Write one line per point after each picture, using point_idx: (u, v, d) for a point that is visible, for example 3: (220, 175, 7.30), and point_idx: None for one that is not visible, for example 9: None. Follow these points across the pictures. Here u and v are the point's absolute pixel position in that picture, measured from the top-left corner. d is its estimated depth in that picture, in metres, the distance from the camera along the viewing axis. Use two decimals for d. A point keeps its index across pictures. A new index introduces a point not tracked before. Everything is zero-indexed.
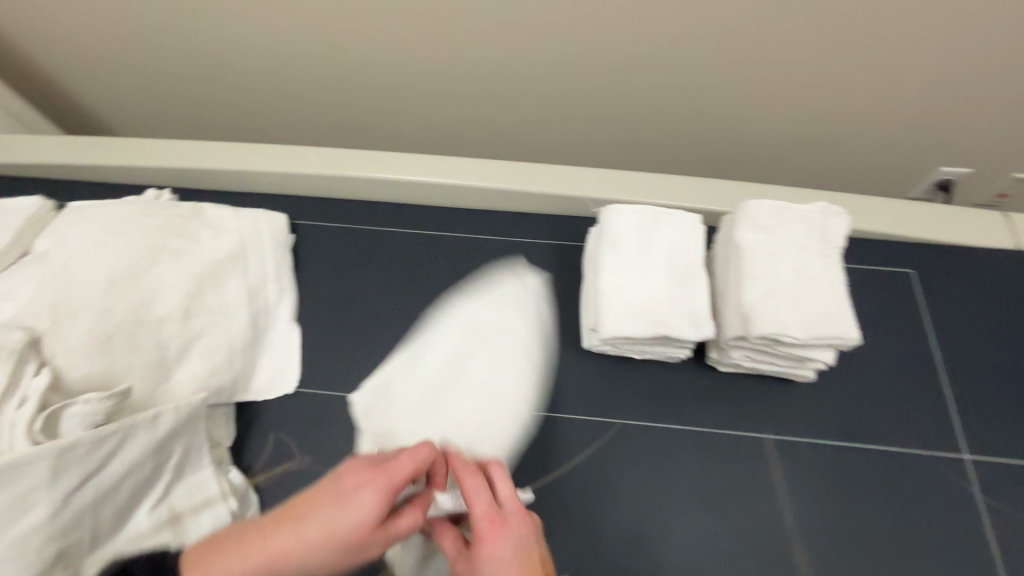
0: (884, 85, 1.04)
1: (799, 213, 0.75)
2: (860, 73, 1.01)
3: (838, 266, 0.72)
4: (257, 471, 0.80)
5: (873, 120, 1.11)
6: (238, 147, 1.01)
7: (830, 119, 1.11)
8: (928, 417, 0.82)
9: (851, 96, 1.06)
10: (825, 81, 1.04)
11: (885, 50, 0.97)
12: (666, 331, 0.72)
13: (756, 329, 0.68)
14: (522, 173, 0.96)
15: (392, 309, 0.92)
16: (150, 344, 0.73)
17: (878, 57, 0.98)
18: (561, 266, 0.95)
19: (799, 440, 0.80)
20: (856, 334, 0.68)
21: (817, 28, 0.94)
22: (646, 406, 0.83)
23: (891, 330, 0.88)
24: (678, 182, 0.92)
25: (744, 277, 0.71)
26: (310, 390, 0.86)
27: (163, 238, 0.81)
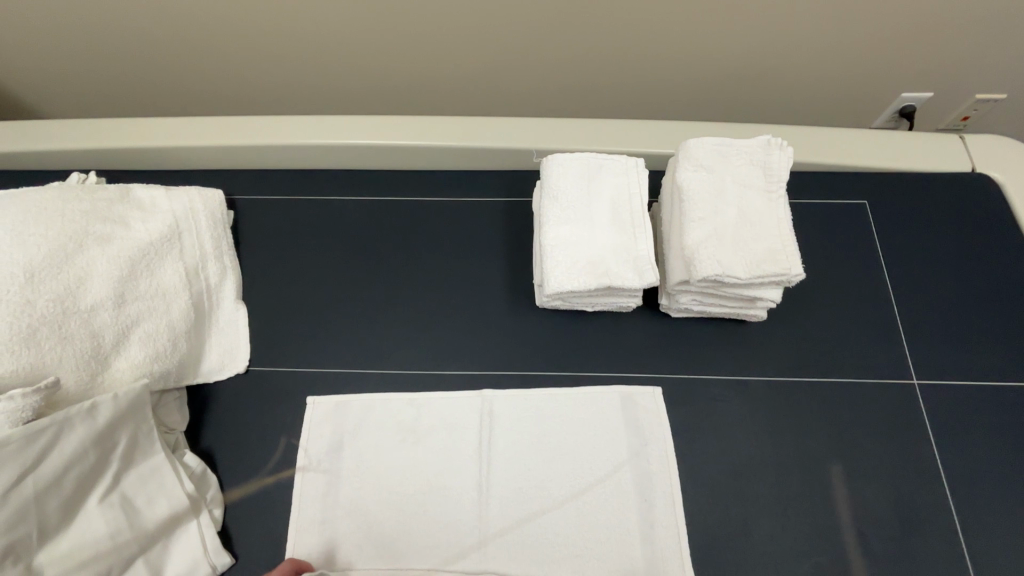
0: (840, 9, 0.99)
1: (741, 148, 0.73)
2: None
3: (781, 202, 0.71)
4: (214, 452, 0.79)
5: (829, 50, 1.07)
6: (166, 123, 0.96)
7: (784, 51, 1.07)
8: (881, 346, 0.82)
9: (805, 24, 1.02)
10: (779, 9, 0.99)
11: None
12: (612, 283, 0.71)
13: (699, 273, 0.67)
14: (465, 130, 0.92)
15: (341, 282, 0.90)
16: (82, 334, 0.71)
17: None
18: (512, 225, 0.92)
19: (752, 379, 0.81)
20: (801, 270, 0.67)
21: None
22: (602, 357, 0.83)
23: (845, 264, 0.88)
24: (626, 128, 0.89)
25: (686, 220, 0.70)
26: (263, 368, 0.85)
27: (86, 224, 0.78)
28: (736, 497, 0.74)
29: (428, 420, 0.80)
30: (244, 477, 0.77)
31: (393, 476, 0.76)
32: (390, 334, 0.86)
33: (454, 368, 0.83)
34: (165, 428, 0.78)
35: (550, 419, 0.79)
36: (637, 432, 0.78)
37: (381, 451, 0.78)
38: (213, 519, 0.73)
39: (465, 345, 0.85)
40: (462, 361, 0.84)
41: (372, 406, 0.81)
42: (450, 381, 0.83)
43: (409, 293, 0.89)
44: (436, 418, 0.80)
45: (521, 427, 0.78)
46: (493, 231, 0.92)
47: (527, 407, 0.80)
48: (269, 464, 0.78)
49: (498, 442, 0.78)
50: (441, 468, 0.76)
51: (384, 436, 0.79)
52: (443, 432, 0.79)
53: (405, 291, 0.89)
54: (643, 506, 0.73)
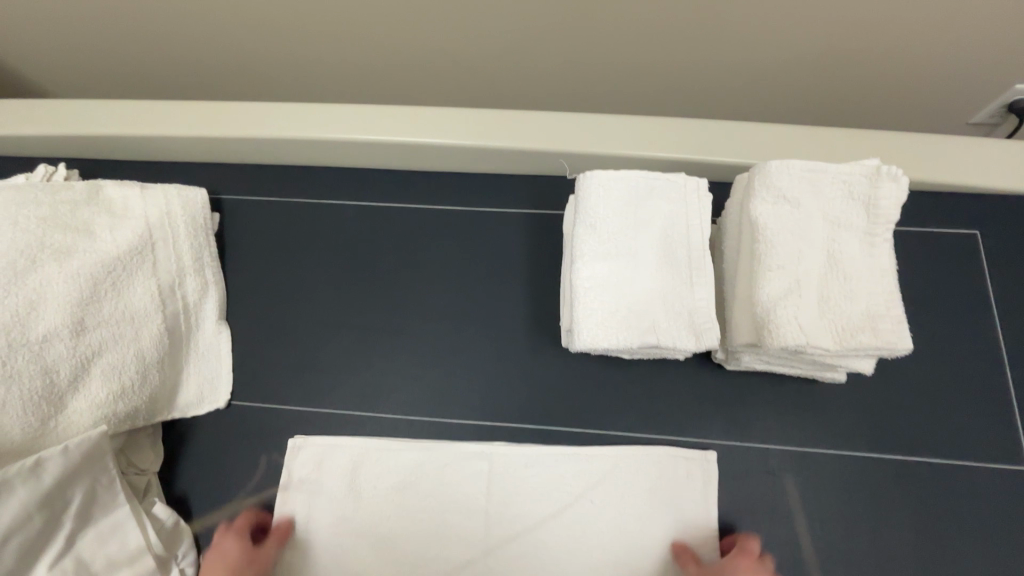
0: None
1: (839, 174, 0.56)
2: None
3: (887, 248, 0.55)
4: (192, 497, 0.71)
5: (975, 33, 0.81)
6: (142, 107, 0.82)
7: (914, 32, 0.81)
8: (986, 419, 0.67)
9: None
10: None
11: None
12: (657, 342, 0.57)
13: (775, 341, 0.52)
14: (486, 132, 0.76)
15: (338, 304, 0.78)
16: (31, 371, 0.61)
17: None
18: (538, 245, 0.78)
19: (819, 451, 0.68)
20: (909, 344, 0.52)
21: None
22: (635, 412, 0.70)
23: (946, 310, 0.71)
24: (682, 134, 0.73)
25: (760, 268, 0.55)
26: (247, 402, 0.74)
27: (42, 235, 0.67)
28: None
29: (440, 474, 0.70)
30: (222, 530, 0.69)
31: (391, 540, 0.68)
32: (391, 371, 0.75)
33: (463, 416, 0.72)
34: (136, 469, 0.69)
35: (582, 479, 0.68)
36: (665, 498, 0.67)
37: (373, 516, 0.68)
38: None
39: (478, 390, 0.73)
40: (473, 407, 0.72)
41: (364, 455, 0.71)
42: (457, 430, 0.72)
43: (414, 320, 0.77)
44: (449, 469, 0.70)
45: (551, 480, 0.69)
46: (515, 249, 0.78)
47: (556, 459, 0.69)
48: (252, 514, 0.70)
49: (523, 497, 0.68)
50: (447, 534, 0.68)
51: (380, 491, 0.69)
52: (460, 486, 0.69)
53: (411, 319, 0.77)
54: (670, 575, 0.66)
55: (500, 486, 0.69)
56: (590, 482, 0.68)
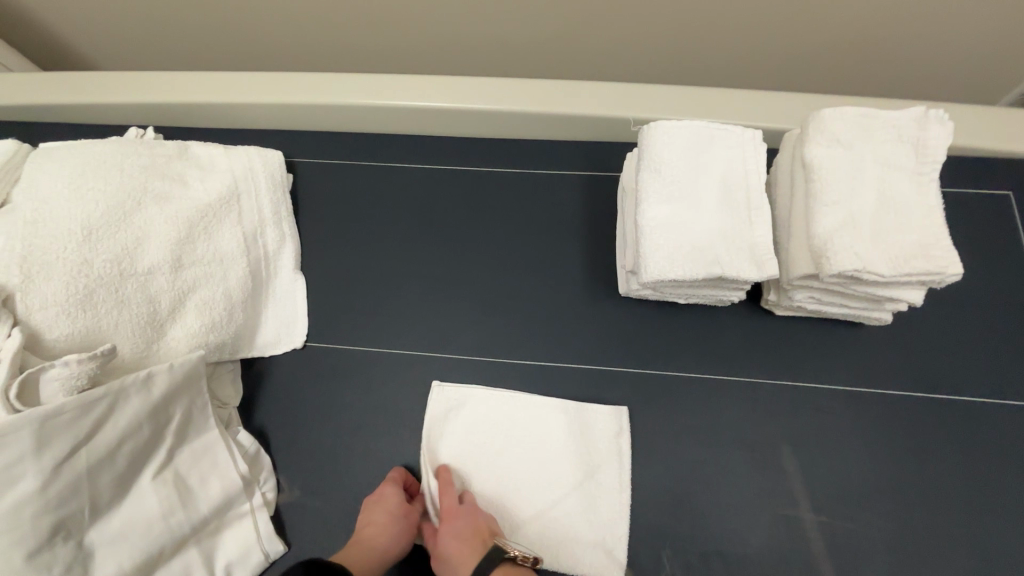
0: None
1: (888, 119, 0.61)
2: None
3: (934, 186, 0.59)
4: (270, 429, 0.75)
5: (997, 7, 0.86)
6: (223, 76, 0.89)
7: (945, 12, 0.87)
8: (1022, 364, 0.71)
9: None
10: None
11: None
12: (718, 274, 0.62)
13: (833, 267, 0.57)
14: (546, 97, 0.82)
15: (404, 257, 0.83)
16: (138, 299, 0.66)
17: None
18: (592, 203, 0.83)
19: (866, 391, 0.71)
20: (958, 271, 0.56)
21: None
22: (688, 354, 0.75)
23: (982, 264, 0.76)
24: (729, 95, 0.79)
25: (817, 203, 0.59)
26: (320, 345, 0.79)
27: (144, 180, 0.72)
28: (845, 525, 0.67)
29: (500, 441, 0.72)
30: (300, 459, 0.73)
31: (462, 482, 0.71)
32: (456, 318, 0.79)
33: (526, 358, 0.76)
34: (220, 402, 0.74)
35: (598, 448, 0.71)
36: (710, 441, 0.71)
37: (452, 481, 0.71)
38: (266, 503, 0.70)
39: (538, 335, 0.77)
40: (535, 351, 0.77)
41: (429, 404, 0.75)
42: (520, 371, 0.76)
43: (477, 271, 0.82)
44: (494, 439, 0.72)
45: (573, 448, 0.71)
46: (570, 207, 0.83)
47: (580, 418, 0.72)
48: (325, 449, 0.74)
49: (576, 466, 0.70)
50: (510, 469, 0.71)
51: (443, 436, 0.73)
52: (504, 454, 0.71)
53: (473, 271, 0.82)
54: (722, 507, 0.68)
55: (554, 455, 0.71)
56: (605, 451, 0.71)
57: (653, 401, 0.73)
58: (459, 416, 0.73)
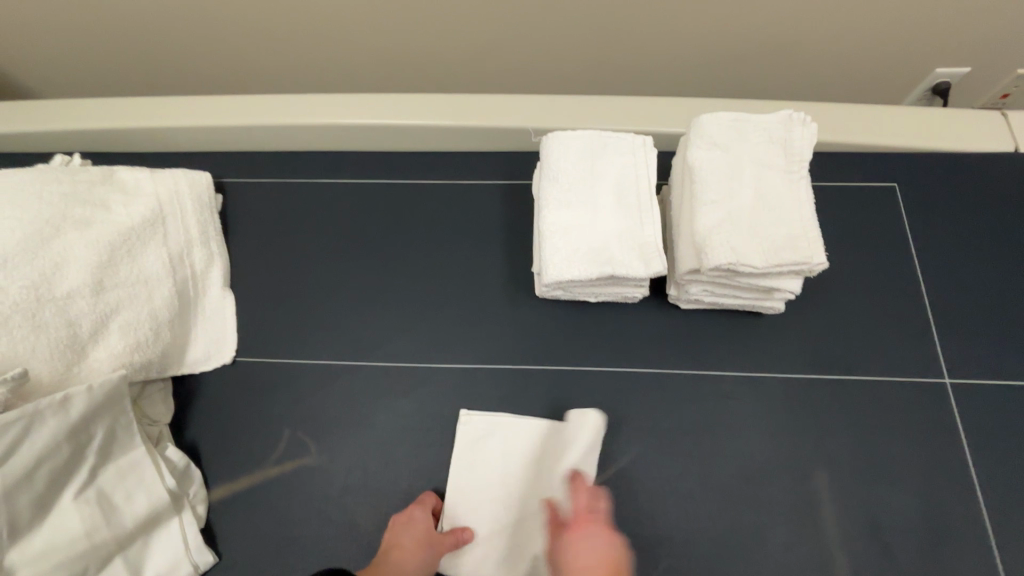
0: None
1: (759, 123, 0.66)
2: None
3: (803, 183, 0.64)
4: (200, 444, 0.77)
5: (881, 11, 0.93)
6: (149, 102, 0.91)
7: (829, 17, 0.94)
8: (906, 342, 0.77)
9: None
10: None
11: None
12: (612, 272, 0.66)
13: (711, 261, 0.61)
14: (461, 111, 0.86)
15: (332, 270, 0.86)
16: (57, 322, 0.68)
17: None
18: (512, 210, 0.87)
19: (767, 375, 0.76)
20: (823, 259, 0.61)
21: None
22: (602, 349, 0.78)
23: (869, 250, 0.82)
24: (632, 105, 0.84)
25: (697, 203, 0.64)
26: (250, 358, 0.81)
27: (64, 207, 0.74)
28: (748, 503, 0.71)
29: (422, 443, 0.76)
30: (231, 470, 0.75)
31: (392, 480, 0.74)
32: (382, 325, 0.82)
33: (449, 361, 0.79)
34: (150, 420, 0.75)
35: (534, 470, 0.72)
36: (623, 431, 0.75)
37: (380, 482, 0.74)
38: (196, 516, 0.71)
39: (462, 339, 0.81)
40: (458, 354, 0.80)
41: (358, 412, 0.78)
42: (444, 373, 0.79)
43: (402, 280, 0.85)
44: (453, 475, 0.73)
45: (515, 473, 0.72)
46: (491, 214, 0.87)
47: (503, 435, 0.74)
48: (254, 460, 0.76)
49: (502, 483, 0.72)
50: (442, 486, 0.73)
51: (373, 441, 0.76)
52: (462, 492, 0.72)
53: (399, 281, 0.85)
54: (637, 493, 0.72)
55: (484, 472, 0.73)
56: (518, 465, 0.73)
57: (570, 395, 0.77)
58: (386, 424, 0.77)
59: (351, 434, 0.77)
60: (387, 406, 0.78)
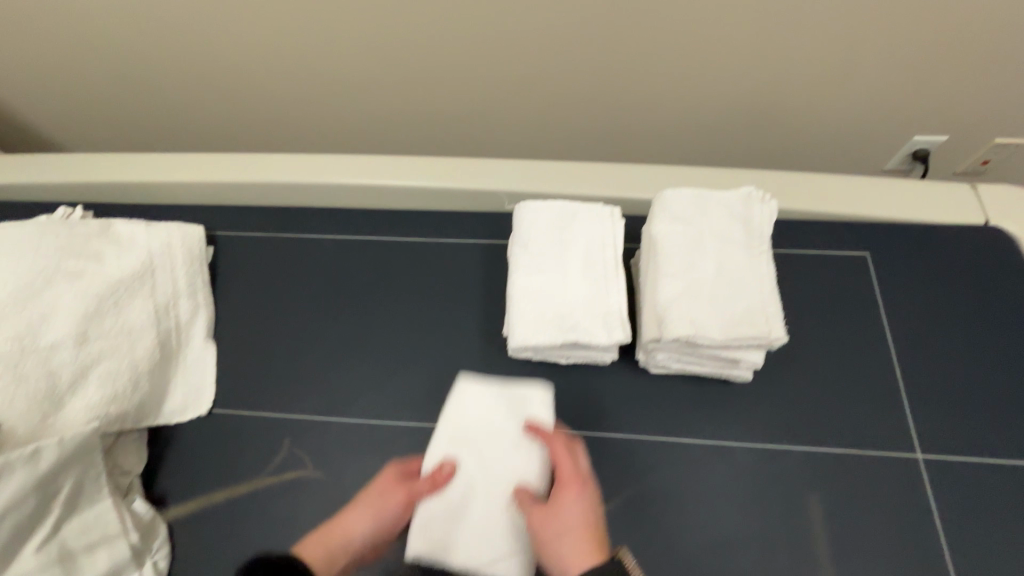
0: (866, 41, 0.90)
1: (720, 199, 0.68)
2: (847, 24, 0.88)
3: (764, 258, 0.66)
4: (169, 497, 0.77)
5: (853, 82, 0.98)
6: (152, 159, 0.96)
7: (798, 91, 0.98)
8: (877, 411, 0.76)
9: (830, 54, 0.93)
10: (800, 39, 0.91)
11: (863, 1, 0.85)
12: (575, 338, 0.67)
13: (670, 333, 0.62)
14: (444, 174, 0.90)
15: (312, 324, 0.88)
16: (37, 373, 0.70)
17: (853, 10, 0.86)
18: (491, 269, 0.90)
19: (737, 444, 0.76)
20: (782, 334, 0.62)
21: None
22: (572, 414, 0.79)
23: (839, 319, 0.83)
24: (609, 171, 0.87)
25: (659, 274, 0.65)
26: (226, 411, 0.83)
27: (58, 260, 0.78)
28: None
29: None
30: (196, 525, 0.75)
31: None
32: (357, 381, 0.83)
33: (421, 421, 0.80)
34: (120, 470, 0.76)
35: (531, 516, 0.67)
36: None
37: None
38: (156, 571, 0.71)
39: (436, 395, 0.81)
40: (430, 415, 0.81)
41: (326, 469, 0.78)
42: (415, 433, 0.79)
43: (379, 335, 0.87)
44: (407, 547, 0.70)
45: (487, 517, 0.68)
46: (468, 274, 0.90)
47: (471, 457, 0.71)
48: (220, 515, 0.76)
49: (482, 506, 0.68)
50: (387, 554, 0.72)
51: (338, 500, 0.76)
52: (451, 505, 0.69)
53: (379, 335, 0.86)
54: None
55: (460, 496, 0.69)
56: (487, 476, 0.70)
57: None
58: (352, 484, 0.77)
59: (317, 491, 0.77)
60: (356, 466, 0.78)
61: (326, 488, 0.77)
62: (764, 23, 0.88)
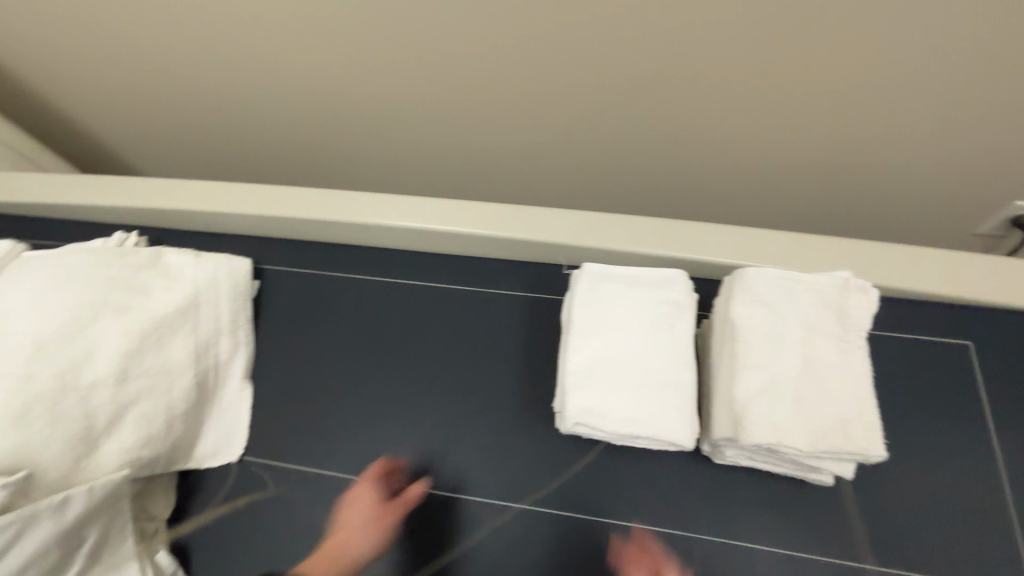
0: (981, 106, 0.80)
1: (810, 283, 0.61)
2: (960, 87, 0.78)
3: (859, 357, 0.58)
4: (195, 546, 0.76)
5: (956, 145, 0.88)
6: (204, 188, 0.95)
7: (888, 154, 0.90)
8: (975, 535, 0.66)
9: (934, 115, 0.83)
10: (903, 99, 0.82)
11: (984, 63, 0.75)
12: (633, 437, 0.59)
13: (749, 439, 0.55)
14: (497, 221, 0.84)
15: (349, 372, 0.85)
16: (75, 414, 0.68)
17: (968, 74, 0.76)
18: (539, 326, 0.84)
19: (806, 556, 0.67)
20: (881, 451, 0.54)
21: (883, 38, 0.74)
22: (620, 501, 0.72)
23: (936, 418, 0.72)
24: (676, 231, 0.80)
25: (738, 366, 0.58)
26: (259, 459, 0.81)
27: (107, 293, 0.77)
28: None
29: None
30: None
31: None
32: (391, 440, 0.79)
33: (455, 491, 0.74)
34: (148, 515, 0.75)
35: None
36: None
37: None
38: None
39: (473, 463, 0.76)
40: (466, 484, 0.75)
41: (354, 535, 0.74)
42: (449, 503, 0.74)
43: (418, 389, 0.82)
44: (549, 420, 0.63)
45: (639, 392, 0.60)
46: (515, 330, 0.84)
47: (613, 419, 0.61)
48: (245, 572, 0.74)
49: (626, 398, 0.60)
50: None
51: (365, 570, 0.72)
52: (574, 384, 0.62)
53: (418, 389, 0.82)
54: None
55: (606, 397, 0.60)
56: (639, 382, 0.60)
57: (579, 548, 0.70)
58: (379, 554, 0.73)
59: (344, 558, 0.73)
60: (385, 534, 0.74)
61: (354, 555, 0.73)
62: (862, 80, 0.80)
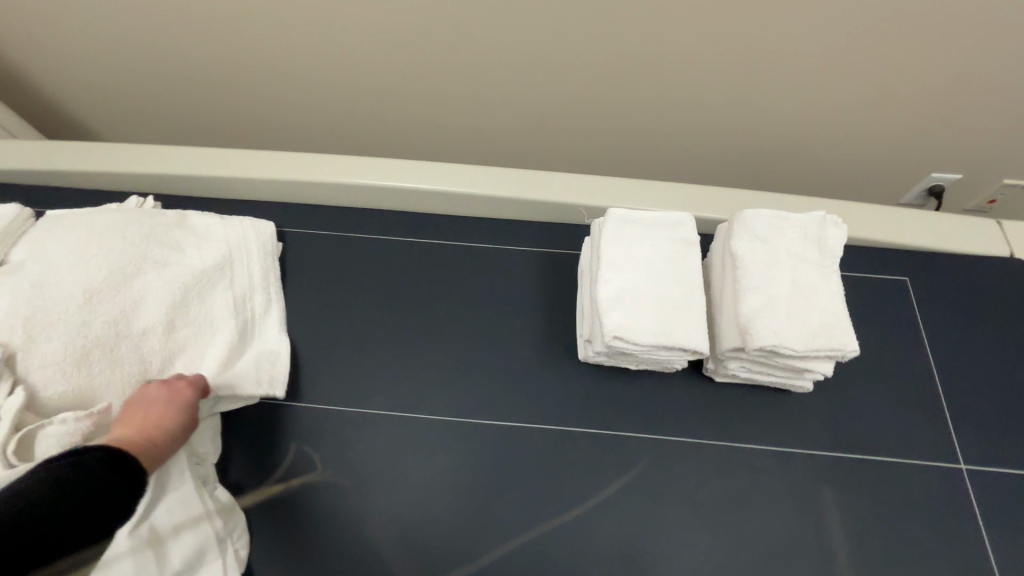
0: (909, 84, 0.98)
1: (794, 221, 0.74)
2: (893, 67, 0.96)
3: (835, 278, 0.72)
4: (244, 488, 0.79)
5: (889, 119, 1.06)
6: (224, 155, 0.98)
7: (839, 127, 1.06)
8: (921, 426, 0.82)
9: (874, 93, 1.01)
10: (849, 78, 0.98)
11: (912, 48, 0.92)
12: (660, 347, 0.69)
13: (755, 342, 0.67)
14: (514, 184, 0.94)
15: (381, 322, 0.91)
16: (131, 358, 0.72)
17: (900, 58, 0.94)
18: (556, 277, 0.94)
19: (795, 451, 0.80)
20: (856, 346, 0.67)
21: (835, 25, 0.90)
22: (639, 418, 0.82)
23: (884, 338, 0.89)
24: (673, 190, 0.92)
25: (742, 287, 0.70)
26: (298, 405, 0.84)
27: (145, 248, 0.79)
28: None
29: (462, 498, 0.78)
30: (272, 515, 0.77)
31: (431, 533, 0.76)
32: (428, 380, 0.86)
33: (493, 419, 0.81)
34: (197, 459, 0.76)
35: None
36: (660, 497, 0.78)
37: (422, 538, 0.75)
38: (236, 560, 0.72)
39: (506, 395, 0.84)
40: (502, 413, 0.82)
41: (401, 465, 0.80)
42: (488, 431, 0.82)
43: (448, 335, 0.89)
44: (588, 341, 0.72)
45: (662, 309, 0.70)
46: (534, 281, 0.93)
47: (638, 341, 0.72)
48: (296, 506, 0.77)
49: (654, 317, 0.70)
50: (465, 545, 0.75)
51: (414, 494, 0.78)
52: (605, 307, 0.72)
53: (449, 334, 0.89)
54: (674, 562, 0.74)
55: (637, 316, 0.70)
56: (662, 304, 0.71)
57: (606, 460, 0.80)
58: (425, 479, 0.79)
59: (393, 485, 0.78)
60: (430, 462, 0.80)
61: (402, 482, 0.79)
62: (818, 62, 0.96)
